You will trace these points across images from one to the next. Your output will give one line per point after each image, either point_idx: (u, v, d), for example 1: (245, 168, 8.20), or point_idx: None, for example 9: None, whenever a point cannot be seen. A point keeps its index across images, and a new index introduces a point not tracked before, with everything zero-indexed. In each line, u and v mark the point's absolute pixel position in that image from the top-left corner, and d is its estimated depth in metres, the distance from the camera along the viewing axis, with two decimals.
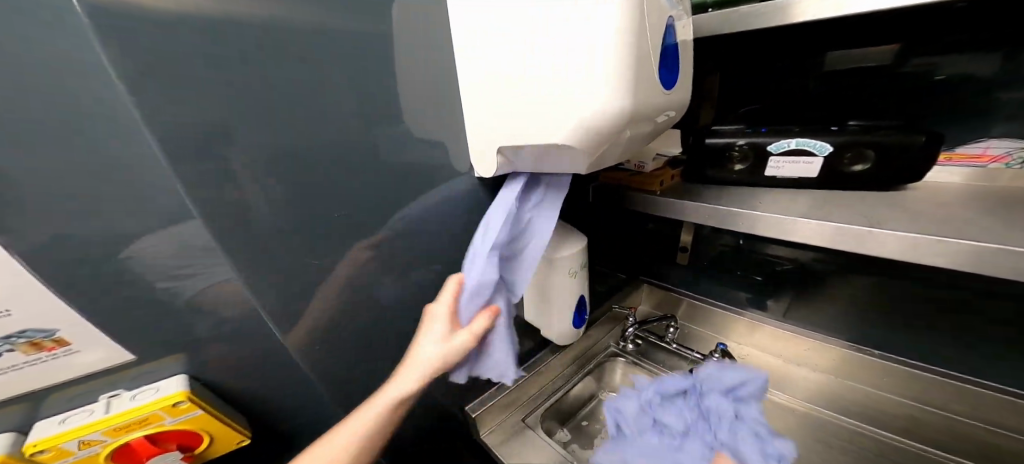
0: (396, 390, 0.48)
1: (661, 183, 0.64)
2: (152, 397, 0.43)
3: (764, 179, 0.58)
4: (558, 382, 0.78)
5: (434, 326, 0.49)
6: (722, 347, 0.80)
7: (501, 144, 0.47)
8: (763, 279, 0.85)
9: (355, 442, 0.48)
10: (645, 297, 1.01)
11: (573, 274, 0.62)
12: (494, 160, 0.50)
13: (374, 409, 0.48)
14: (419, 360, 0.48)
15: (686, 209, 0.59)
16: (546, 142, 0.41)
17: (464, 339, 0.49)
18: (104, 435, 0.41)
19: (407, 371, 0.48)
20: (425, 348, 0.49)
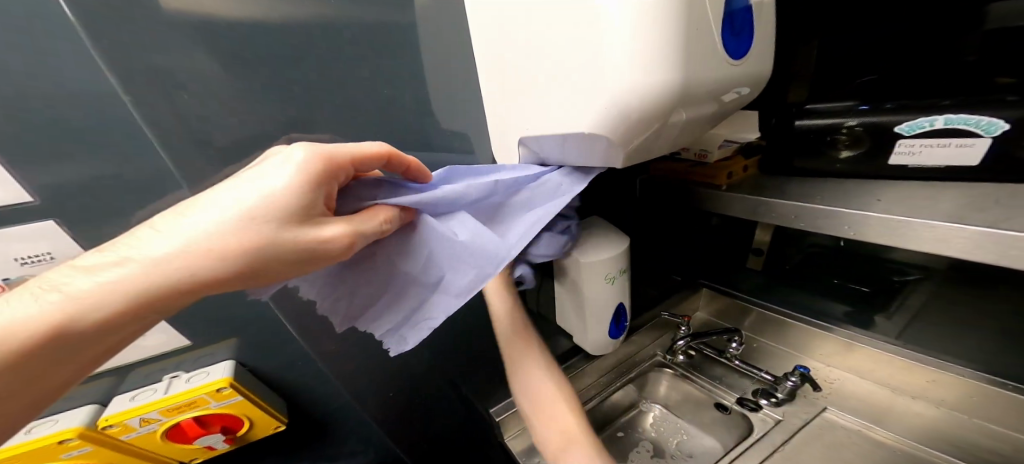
0: (142, 263, 0.28)
1: (730, 176, 0.54)
2: (201, 381, 0.47)
3: (877, 170, 0.44)
4: (591, 390, 0.77)
5: (267, 181, 0.29)
6: (801, 370, 0.69)
7: (525, 134, 0.41)
8: (871, 291, 0.70)
9: (35, 333, 0.27)
10: (705, 303, 0.91)
11: (613, 278, 0.58)
12: (519, 152, 0.44)
13: (95, 283, 0.27)
14: (190, 228, 0.28)
15: (758, 208, 0.49)
16: (574, 130, 0.33)
17: (324, 240, 0.30)
18: (159, 414, 0.45)
19: (184, 241, 0.28)
20: (223, 210, 0.28)
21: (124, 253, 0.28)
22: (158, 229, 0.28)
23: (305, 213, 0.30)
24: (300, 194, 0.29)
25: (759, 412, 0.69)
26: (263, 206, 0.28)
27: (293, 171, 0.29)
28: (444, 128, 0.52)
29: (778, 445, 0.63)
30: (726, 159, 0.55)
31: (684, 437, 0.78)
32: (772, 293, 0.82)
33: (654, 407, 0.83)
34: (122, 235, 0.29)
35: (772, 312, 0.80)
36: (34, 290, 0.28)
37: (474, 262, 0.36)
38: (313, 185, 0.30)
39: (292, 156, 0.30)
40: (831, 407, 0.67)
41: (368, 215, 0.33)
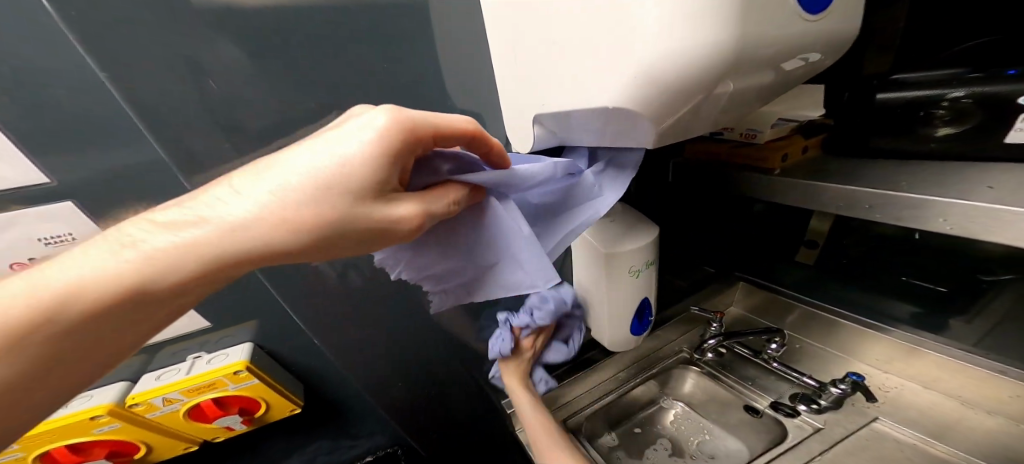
0: (216, 225, 0.26)
1: (784, 159, 0.48)
2: (219, 364, 0.47)
3: (976, 149, 0.38)
4: (608, 385, 0.76)
5: (343, 146, 0.25)
6: (852, 379, 0.62)
7: (542, 112, 0.37)
8: (948, 292, 0.67)
9: (113, 287, 0.26)
10: (739, 297, 0.85)
11: (638, 272, 0.53)
12: (536, 132, 0.40)
13: (171, 242, 0.27)
14: (264, 191, 0.26)
15: (819, 194, 0.43)
16: (601, 106, 0.29)
17: (394, 219, 0.27)
18: (180, 395, 0.46)
19: (254, 207, 0.26)
20: (297, 173, 0.26)
21: (198, 213, 0.27)
22: (236, 189, 0.27)
23: (379, 187, 0.26)
24: (376, 166, 0.26)
25: (795, 419, 0.65)
26: (337, 176, 0.26)
27: (372, 137, 0.25)
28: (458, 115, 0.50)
29: (816, 455, 0.58)
30: (779, 140, 0.49)
31: (705, 437, 0.75)
32: (822, 288, 0.77)
33: (676, 404, 0.80)
34: (201, 194, 0.28)
35: (818, 311, 0.73)
36: (114, 244, 0.27)
37: (533, 269, 0.33)
38: (391, 157, 0.26)
39: (374, 118, 0.26)
40: (883, 418, 0.61)
41: (439, 192, 0.29)
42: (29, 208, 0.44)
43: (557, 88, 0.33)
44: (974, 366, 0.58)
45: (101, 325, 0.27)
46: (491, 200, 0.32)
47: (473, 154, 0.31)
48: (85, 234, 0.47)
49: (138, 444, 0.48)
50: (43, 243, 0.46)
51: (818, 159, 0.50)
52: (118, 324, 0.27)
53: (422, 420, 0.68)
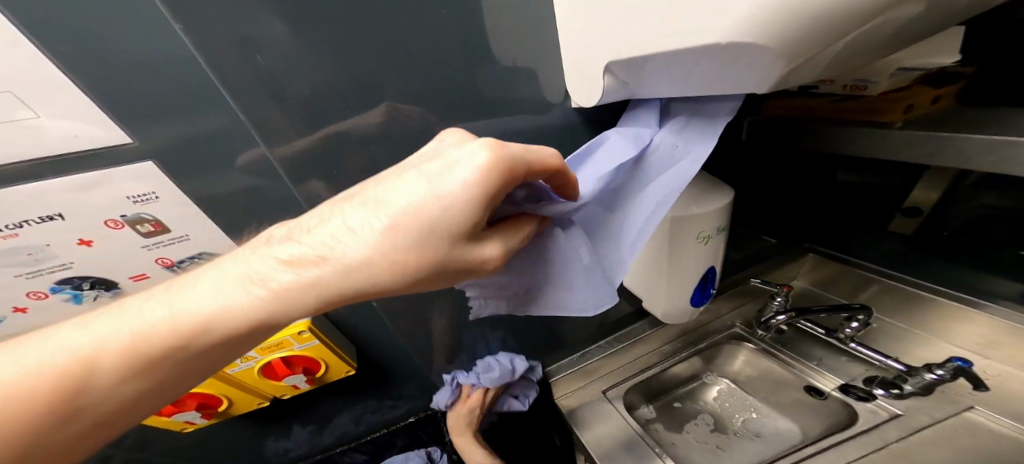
0: (331, 266, 0.27)
1: (908, 110, 0.42)
2: (285, 324, 0.49)
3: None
4: (652, 358, 0.79)
5: (444, 186, 0.25)
6: (955, 365, 0.55)
7: (612, 60, 0.33)
8: None
9: (243, 318, 0.30)
10: (806, 270, 0.86)
11: (708, 238, 0.50)
12: (603, 83, 0.37)
13: (290, 279, 0.29)
14: (367, 233, 0.27)
15: (965, 153, 0.37)
16: (703, 43, 0.24)
17: (486, 259, 0.29)
18: (254, 352, 0.48)
19: (363, 249, 0.27)
20: (398, 215, 0.26)
21: (314, 250, 0.28)
22: (349, 227, 0.27)
23: (476, 231, 0.27)
24: (475, 210, 0.25)
25: (869, 403, 0.63)
26: (438, 219, 0.25)
27: (471, 181, 0.24)
28: (504, 75, 0.46)
29: (890, 440, 0.55)
30: (900, 90, 0.43)
31: (750, 416, 0.78)
32: (911, 265, 0.71)
33: (721, 380, 0.83)
34: (311, 229, 0.29)
35: (905, 285, 0.71)
36: (244, 277, 0.30)
37: (586, 294, 0.36)
38: (489, 200, 0.25)
39: (474, 154, 0.25)
40: (977, 406, 0.57)
41: (512, 226, 0.30)
42: (114, 167, 0.41)
43: (636, 24, 0.29)
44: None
45: (231, 347, 0.32)
46: (555, 229, 0.35)
47: (548, 184, 0.31)
48: (168, 195, 0.44)
49: (221, 397, 0.52)
50: (130, 202, 0.43)
51: (951, 111, 0.43)
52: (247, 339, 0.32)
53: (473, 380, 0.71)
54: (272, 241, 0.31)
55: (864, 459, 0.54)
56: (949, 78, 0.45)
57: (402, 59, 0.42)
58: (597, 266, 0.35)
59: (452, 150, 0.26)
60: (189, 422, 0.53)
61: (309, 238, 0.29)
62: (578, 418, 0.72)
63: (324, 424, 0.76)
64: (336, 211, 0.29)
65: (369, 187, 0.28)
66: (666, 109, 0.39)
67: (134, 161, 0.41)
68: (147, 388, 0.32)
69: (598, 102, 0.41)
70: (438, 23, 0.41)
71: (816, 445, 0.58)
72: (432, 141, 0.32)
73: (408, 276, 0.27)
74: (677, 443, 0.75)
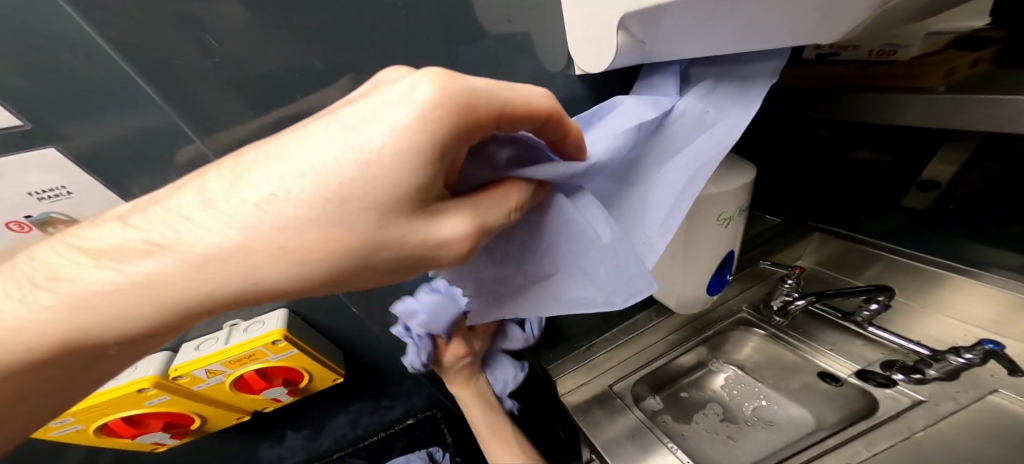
0: (176, 257, 0.21)
1: (949, 74, 0.38)
2: (257, 333, 0.43)
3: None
4: (658, 349, 0.76)
5: (366, 136, 0.20)
6: (988, 347, 0.51)
7: (632, 12, 0.28)
8: None
9: (47, 334, 0.24)
10: (812, 249, 0.80)
11: (726, 220, 0.46)
12: (619, 41, 0.32)
13: (108, 278, 0.22)
14: (235, 208, 0.21)
15: (1021, 116, 0.33)
16: None
17: (437, 240, 0.23)
18: (223, 366, 0.43)
19: (227, 229, 0.21)
20: (296, 179, 0.20)
21: (146, 237, 0.22)
22: (212, 200, 0.21)
23: (420, 196, 0.22)
24: (411, 168, 0.20)
25: (891, 389, 0.61)
26: (355, 183, 0.20)
27: (410, 124, 0.19)
28: (494, 43, 0.42)
29: (915, 431, 0.54)
30: (935, 54, 0.39)
31: (760, 403, 0.75)
32: (924, 239, 0.67)
33: (728, 368, 0.80)
34: (154, 209, 0.23)
35: (904, 259, 0.68)
36: (31, 278, 0.24)
37: (610, 284, 0.33)
38: (435, 152, 0.20)
39: (412, 89, 0.19)
40: (1000, 389, 0.56)
41: (496, 194, 0.26)
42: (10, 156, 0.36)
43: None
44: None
45: (48, 371, 0.26)
46: (559, 196, 0.30)
47: (542, 139, 0.27)
48: (84, 191, 0.40)
49: (193, 415, 0.47)
50: (35, 198, 0.39)
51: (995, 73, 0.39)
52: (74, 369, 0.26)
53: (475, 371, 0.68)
54: (90, 230, 0.24)
55: (888, 451, 0.53)
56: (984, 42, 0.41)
57: (373, 25, 0.36)
58: (620, 248, 0.32)
59: (376, 93, 0.21)
60: (159, 443, 0.49)
61: (145, 221, 0.23)
62: (584, 413, 0.68)
63: (320, 428, 0.72)
64: (197, 181, 0.23)
65: (254, 148, 0.23)
66: (687, 76, 0.40)
67: (32, 147, 0.36)
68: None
69: (608, 67, 0.37)
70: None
71: (839, 441, 0.56)
72: (366, 84, 0.26)
73: (299, 263, 0.22)
74: (687, 434, 0.73)
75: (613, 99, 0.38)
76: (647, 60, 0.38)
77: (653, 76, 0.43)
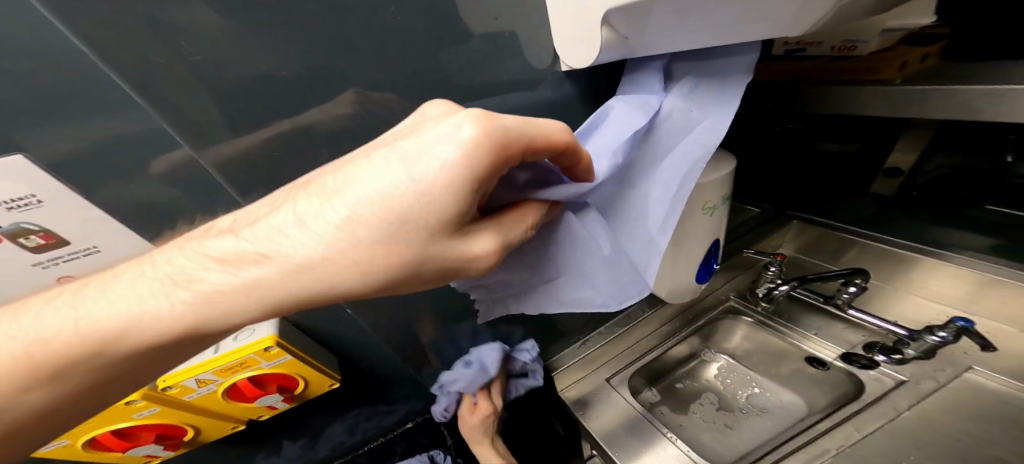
0: (278, 266, 0.23)
1: (903, 67, 0.40)
2: (247, 340, 0.43)
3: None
4: (651, 341, 0.78)
5: (420, 169, 0.21)
6: (958, 325, 0.53)
7: (613, 6, 0.29)
8: None
9: (169, 325, 0.26)
10: (791, 236, 0.82)
11: (712, 209, 0.47)
12: (602, 37, 0.33)
13: (227, 281, 0.25)
14: (311, 229, 0.23)
15: (971, 103, 0.34)
16: None
17: (469, 256, 0.25)
18: (214, 375, 0.42)
19: (317, 245, 0.23)
20: (355, 203, 0.22)
21: (256, 248, 0.24)
22: (299, 220, 0.23)
23: (458, 222, 0.23)
24: (459, 198, 0.21)
25: (873, 370, 0.63)
26: (409, 212, 0.22)
27: (455, 161, 0.20)
28: (479, 42, 0.42)
29: (901, 411, 0.56)
30: (890, 50, 0.42)
31: (754, 391, 0.77)
32: (893, 226, 0.69)
33: (721, 357, 0.82)
34: (248, 227, 0.25)
35: (876, 243, 0.70)
36: (163, 278, 0.26)
37: (608, 289, 0.34)
38: (475, 182, 0.21)
39: (458, 127, 0.21)
40: (976, 367, 0.58)
41: (517, 215, 0.27)
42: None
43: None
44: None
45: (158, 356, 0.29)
46: (568, 214, 0.32)
47: (556, 165, 0.29)
48: (58, 200, 0.35)
49: (185, 426, 0.47)
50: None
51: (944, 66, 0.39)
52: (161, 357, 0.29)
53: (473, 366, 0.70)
54: (200, 238, 0.27)
55: (879, 431, 0.55)
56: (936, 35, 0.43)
57: (351, 27, 0.36)
58: (620, 259, 0.33)
59: (424, 129, 0.22)
60: (150, 455, 0.48)
61: (244, 228, 0.25)
62: (584, 409, 0.70)
63: (316, 436, 0.71)
64: (290, 201, 0.25)
65: (329, 173, 0.25)
66: (669, 71, 0.41)
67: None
68: (59, 400, 0.29)
69: (594, 62, 0.37)
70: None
71: (833, 423, 0.58)
72: (413, 117, 0.28)
73: (362, 276, 0.24)
74: (685, 424, 0.74)
75: (607, 105, 0.40)
76: (630, 56, 0.38)
77: (636, 74, 0.43)
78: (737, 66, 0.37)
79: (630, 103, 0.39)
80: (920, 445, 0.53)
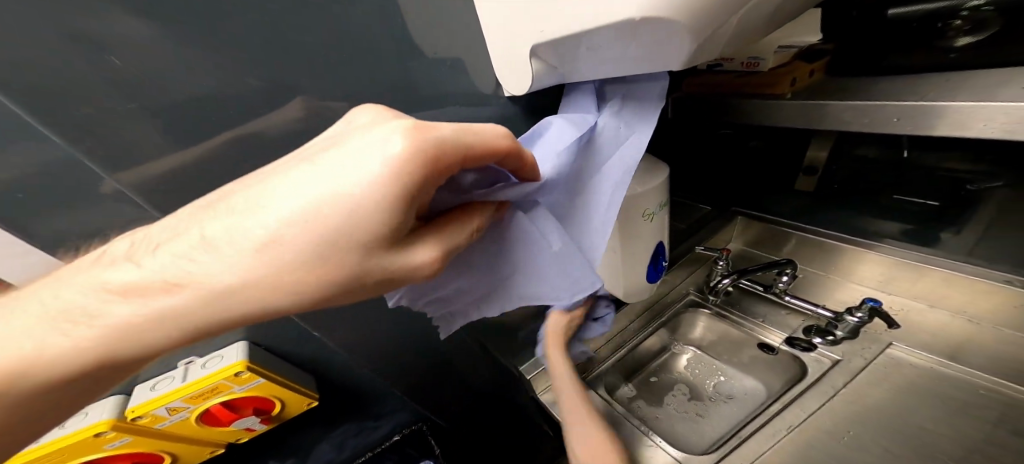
0: (201, 289, 0.24)
1: (793, 83, 0.49)
2: (217, 366, 0.44)
3: (1004, 56, 0.39)
4: (621, 339, 0.81)
5: (351, 182, 0.22)
6: (869, 305, 0.66)
7: (539, 42, 0.31)
8: (939, 207, 0.69)
9: (76, 365, 0.25)
10: (739, 232, 0.90)
11: (652, 216, 0.52)
12: (533, 68, 0.35)
13: (131, 313, 0.25)
14: (239, 244, 0.23)
15: (844, 115, 0.44)
16: (615, 21, 0.24)
17: (412, 267, 0.27)
18: (184, 403, 0.43)
19: (238, 269, 0.24)
20: (287, 212, 0.23)
21: (166, 276, 0.25)
22: (221, 240, 0.24)
23: (395, 233, 0.25)
24: (393, 210, 0.23)
25: (812, 352, 0.69)
26: (344, 226, 0.23)
27: (384, 175, 0.22)
28: (431, 66, 0.44)
29: (838, 388, 0.63)
30: (784, 66, 0.50)
31: (721, 379, 0.82)
32: (822, 215, 0.81)
33: (688, 349, 0.87)
34: (164, 250, 0.25)
35: (812, 235, 0.79)
36: (59, 315, 0.25)
37: (560, 284, 0.38)
38: (410, 195, 0.23)
39: (387, 144, 0.22)
40: (897, 343, 0.66)
41: (460, 220, 0.30)
42: None
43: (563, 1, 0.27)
44: (973, 277, 0.63)
45: (42, 402, 0.26)
46: (517, 213, 0.34)
47: (504, 168, 0.30)
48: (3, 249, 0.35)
49: (159, 453, 0.48)
50: None
51: (825, 82, 0.51)
52: (68, 398, 0.27)
53: (456, 371, 0.75)
54: (102, 268, 0.27)
55: (822, 408, 0.61)
56: (818, 55, 0.53)
57: (304, 70, 0.38)
58: (567, 254, 0.37)
59: (350, 145, 0.24)
60: None
61: (159, 248, 0.26)
62: (562, 407, 0.73)
63: (302, 458, 0.72)
64: (194, 225, 0.25)
65: (246, 192, 0.25)
66: (602, 93, 0.44)
67: None
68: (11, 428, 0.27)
69: (529, 90, 0.40)
70: (364, 21, 0.39)
71: (782, 403, 0.63)
72: (337, 124, 0.28)
73: (290, 293, 0.25)
74: (660, 416, 0.78)
75: (549, 119, 0.43)
76: (566, 82, 0.41)
77: (575, 96, 0.47)
78: (649, 93, 0.40)
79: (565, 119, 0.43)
80: (860, 422, 0.58)
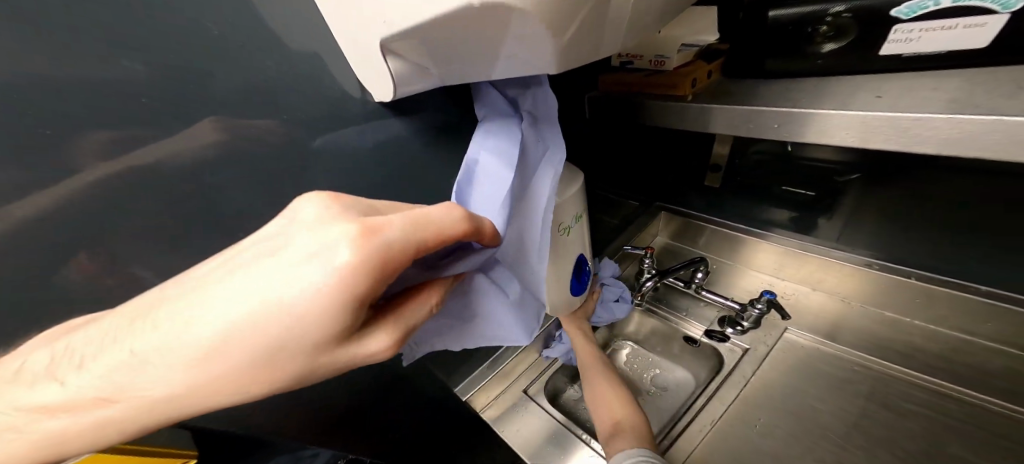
0: (133, 404, 0.22)
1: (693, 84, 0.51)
2: None
3: (861, 63, 0.44)
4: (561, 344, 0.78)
5: (291, 296, 0.19)
6: (766, 298, 0.69)
7: (387, 34, 0.26)
8: (815, 197, 0.77)
9: None
10: (663, 226, 0.92)
11: (569, 228, 0.49)
12: (392, 65, 0.30)
13: (65, 426, 0.23)
14: (166, 359, 0.21)
15: (744, 124, 0.47)
16: (451, 9, 0.20)
17: (368, 355, 0.24)
18: None
19: (169, 386, 0.21)
20: (216, 326, 0.20)
21: (92, 391, 0.22)
22: (147, 353, 0.21)
23: (345, 332, 0.22)
24: (342, 316, 0.20)
25: (727, 343, 0.73)
26: (288, 338, 0.21)
27: (330, 286, 0.19)
28: (300, 59, 0.35)
29: (748, 378, 0.67)
30: (686, 67, 0.52)
31: (656, 371, 0.80)
32: (727, 207, 0.87)
33: (625, 344, 0.85)
34: (87, 361, 0.22)
35: (723, 227, 0.83)
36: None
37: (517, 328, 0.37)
38: (358, 300, 0.20)
39: (331, 252, 0.19)
40: (792, 327, 0.73)
41: (419, 298, 0.26)
42: None
43: None
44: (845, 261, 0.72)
45: None
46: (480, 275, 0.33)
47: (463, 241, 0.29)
48: None
49: None
50: None
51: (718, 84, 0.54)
52: None
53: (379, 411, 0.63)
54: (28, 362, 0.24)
55: (738, 397, 0.64)
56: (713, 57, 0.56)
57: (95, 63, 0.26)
58: (524, 302, 0.38)
59: (291, 249, 0.20)
60: None
61: (79, 354, 0.22)
62: (504, 424, 0.68)
63: None
64: (119, 334, 0.22)
65: (176, 294, 0.22)
66: (501, 95, 0.40)
67: None
68: None
69: (399, 95, 0.34)
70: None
71: (705, 397, 0.64)
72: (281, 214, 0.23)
73: (235, 398, 0.22)
74: None
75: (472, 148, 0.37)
76: (446, 84, 0.36)
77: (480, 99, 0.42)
78: (547, 102, 0.38)
79: (503, 127, 0.39)
80: (766, 410, 0.63)
